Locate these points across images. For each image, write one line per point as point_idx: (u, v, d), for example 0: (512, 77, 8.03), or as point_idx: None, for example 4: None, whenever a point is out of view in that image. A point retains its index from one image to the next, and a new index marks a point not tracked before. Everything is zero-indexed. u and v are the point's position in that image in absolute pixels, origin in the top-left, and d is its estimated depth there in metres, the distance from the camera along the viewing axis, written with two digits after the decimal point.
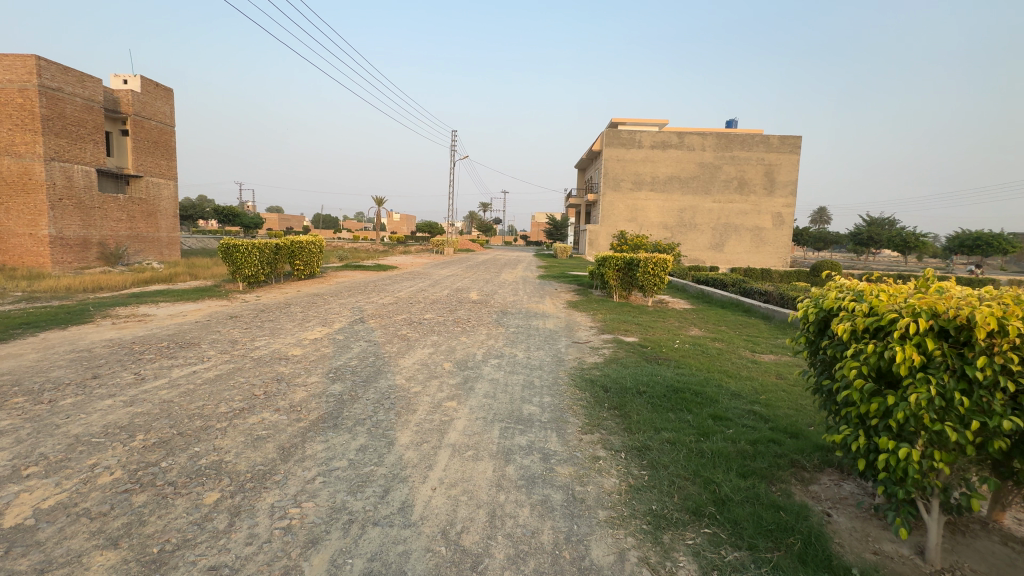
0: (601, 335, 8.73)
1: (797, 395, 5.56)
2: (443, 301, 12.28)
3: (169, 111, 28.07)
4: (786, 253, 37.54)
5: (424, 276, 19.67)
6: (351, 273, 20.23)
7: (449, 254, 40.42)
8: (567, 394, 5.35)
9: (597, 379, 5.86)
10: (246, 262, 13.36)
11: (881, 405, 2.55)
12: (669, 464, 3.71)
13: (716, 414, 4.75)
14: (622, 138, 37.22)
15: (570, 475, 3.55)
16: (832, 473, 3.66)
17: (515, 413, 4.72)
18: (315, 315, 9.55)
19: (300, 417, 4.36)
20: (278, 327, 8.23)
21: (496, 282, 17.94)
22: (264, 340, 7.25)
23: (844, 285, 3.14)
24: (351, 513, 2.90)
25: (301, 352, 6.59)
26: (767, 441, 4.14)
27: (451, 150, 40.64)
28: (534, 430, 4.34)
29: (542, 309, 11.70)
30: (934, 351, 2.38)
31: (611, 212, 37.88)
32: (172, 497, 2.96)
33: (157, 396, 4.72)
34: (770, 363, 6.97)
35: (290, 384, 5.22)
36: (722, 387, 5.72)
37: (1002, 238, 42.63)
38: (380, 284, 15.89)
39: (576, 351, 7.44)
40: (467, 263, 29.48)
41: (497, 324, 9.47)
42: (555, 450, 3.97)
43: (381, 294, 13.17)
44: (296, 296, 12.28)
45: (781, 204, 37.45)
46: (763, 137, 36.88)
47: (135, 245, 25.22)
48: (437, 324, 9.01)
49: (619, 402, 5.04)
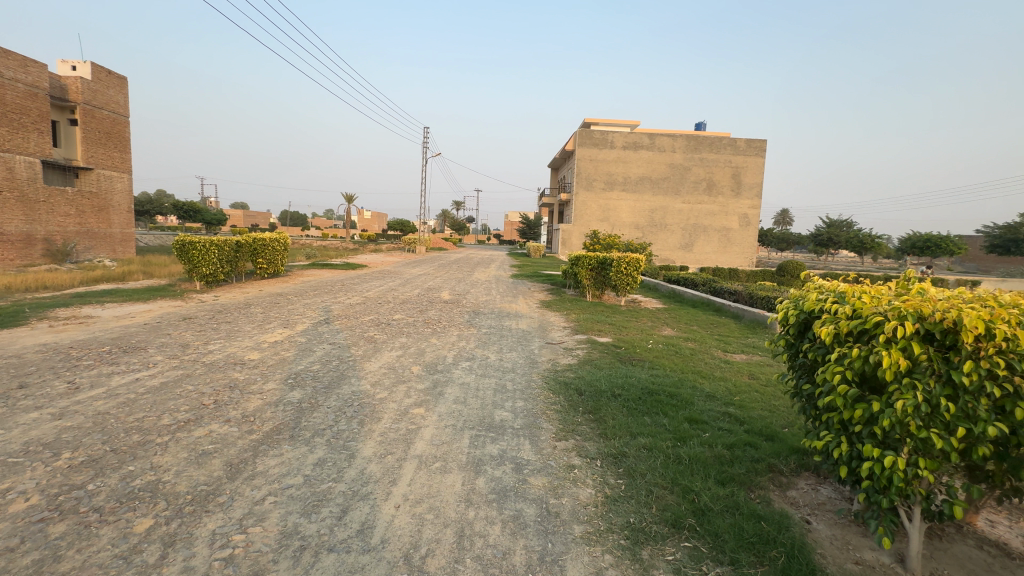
0: (574, 336, 8.59)
1: (770, 395, 5.54)
2: (413, 301, 11.93)
3: (123, 101, 26.57)
4: (752, 253, 38.58)
5: (395, 275, 19.23)
6: (318, 272, 19.54)
7: (421, 253, 39.82)
8: (540, 398, 5.16)
9: (571, 382, 5.71)
10: (204, 261, 12.67)
11: (866, 411, 2.45)
12: (646, 472, 3.57)
13: (691, 417, 4.66)
14: (594, 139, 37.47)
15: (544, 486, 3.36)
16: (809, 477, 3.61)
17: (486, 419, 4.50)
18: (277, 316, 9.07)
19: (252, 428, 4.02)
20: (236, 329, 7.76)
21: (469, 281, 17.67)
22: (219, 343, 6.79)
23: (823, 286, 3.06)
24: (303, 538, 2.63)
25: (259, 356, 6.19)
26: (743, 445, 4.07)
27: (423, 147, 40.03)
28: (507, 438, 4.13)
29: (515, 309, 11.52)
30: (920, 356, 2.29)
31: (584, 212, 38.06)
32: (96, 526, 2.62)
33: (92, 408, 4.28)
34: (742, 363, 6.97)
35: (243, 392, 4.84)
36: (697, 389, 5.66)
37: (949, 240, 44.99)
38: (348, 284, 15.39)
39: (550, 352, 7.27)
40: (439, 262, 29.01)
41: (469, 324, 9.22)
42: (528, 459, 3.77)
43: (349, 294, 12.69)
44: (258, 296, 11.69)
45: (747, 206, 38.45)
46: (730, 140, 37.78)
47: (85, 241, 23.78)
48: (406, 326, 8.70)
49: (594, 406, 4.89)
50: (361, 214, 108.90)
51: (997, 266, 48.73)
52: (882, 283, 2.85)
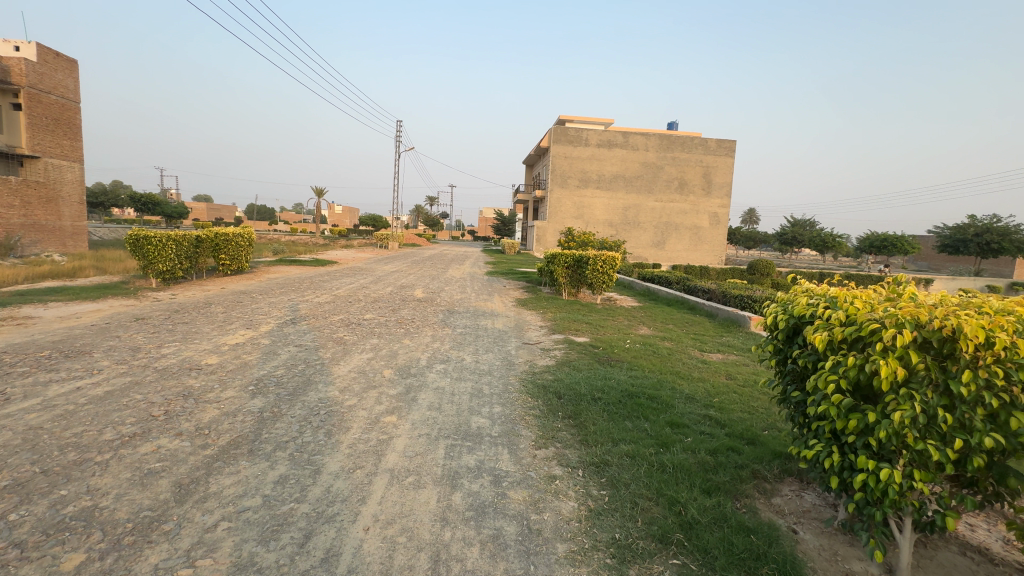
0: (551, 336, 8.44)
1: (748, 396, 5.51)
2: (385, 299, 11.55)
3: (73, 85, 24.90)
4: (721, 251, 39.42)
5: (366, 272, 18.70)
6: (285, 268, 18.82)
7: (393, 249, 39.06)
8: (518, 403, 4.99)
9: (550, 385, 5.54)
10: (161, 257, 11.95)
11: (861, 421, 2.36)
12: (630, 481, 3.43)
13: (672, 420, 4.57)
14: (569, 136, 37.49)
15: (524, 500, 3.18)
16: (793, 483, 3.54)
17: (462, 427, 4.28)
18: (239, 316, 8.58)
19: (206, 442, 3.69)
20: (193, 331, 7.29)
21: (443, 279, 17.34)
22: (174, 346, 6.33)
23: (813, 290, 2.98)
24: (260, 570, 2.37)
25: (217, 361, 5.78)
26: (726, 450, 3.99)
27: (395, 141, 39.21)
28: (484, 447, 3.93)
29: (491, 308, 11.30)
30: (918, 365, 2.21)
31: (558, 209, 38.05)
32: (15, 566, 2.29)
33: (23, 422, 3.86)
34: (719, 364, 6.97)
35: (198, 401, 4.47)
36: (676, 390, 5.59)
37: (904, 240, 47.08)
38: (317, 281, 14.84)
39: (527, 353, 7.10)
40: (412, 258, 28.44)
41: (443, 324, 8.96)
42: (507, 470, 3.58)
43: (317, 292, 12.19)
44: (219, 294, 11.07)
45: (717, 205, 39.21)
46: (701, 139, 38.41)
47: (30, 234, 22.26)
48: (378, 326, 8.36)
49: (574, 410, 4.74)
50: (332, 208, 106.29)
51: (946, 265, 51.44)
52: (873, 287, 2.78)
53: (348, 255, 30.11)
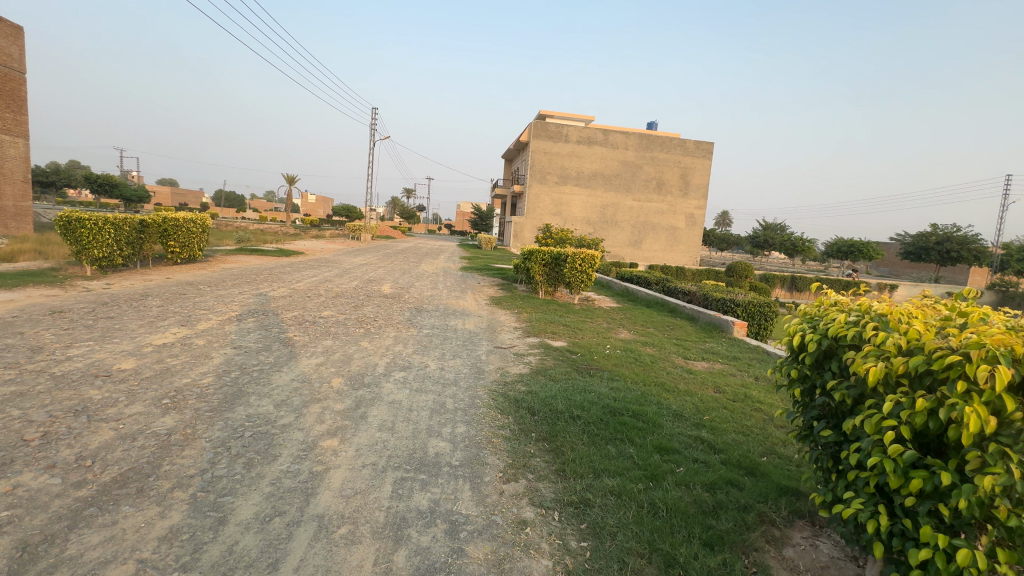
0: (526, 339, 7.80)
1: (741, 414, 5.00)
2: (349, 295, 10.68)
3: (17, 53, 22.70)
4: (697, 253, 39.63)
5: (333, 264, 17.74)
6: (245, 258, 17.59)
7: (366, 241, 37.72)
8: (485, 421, 4.33)
9: (523, 399, 4.89)
10: (96, 242, 10.78)
11: (928, 482, 1.79)
12: (617, 530, 2.82)
13: (661, 444, 3.99)
14: (549, 131, 36.91)
15: (485, 560, 2.53)
16: (804, 528, 3.01)
17: (418, 454, 3.60)
18: (177, 311, 7.62)
19: (84, 478, 2.89)
20: (117, 327, 6.35)
21: (414, 273, 16.51)
22: (86, 346, 5.42)
23: (846, 306, 2.43)
24: None
25: (133, 365, 4.90)
26: (724, 484, 3.43)
27: (371, 129, 37.83)
28: (440, 482, 3.26)
29: (462, 306, 10.59)
30: (1012, 414, 1.65)
31: (537, 205, 37.40)
32: None
33: None
34: (706, 373, 6.48)
35: (92, 419, 3.64)
36: (662, 406, 5.02)
37: (870, 246, 48.43)
38: (277, 272, 13.84)
39: (498, 360, 6.44)
40: (384, 251, 27.37)
41: (409, 324, 8.20)
42: (466, 515, 2.91)
43: (275, 285, 11.23)
44: (161, 285, 10.02)
45: (693, 206, 39.33)
46: (680, 140, 38.42)
47: None
48: (335, 325, 7.56)
49: (550, 431, 4.12)
50: (305, 197, 102.91)
51: (907, 272, 53.33)
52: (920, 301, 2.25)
53: (318, 246, 28.77)
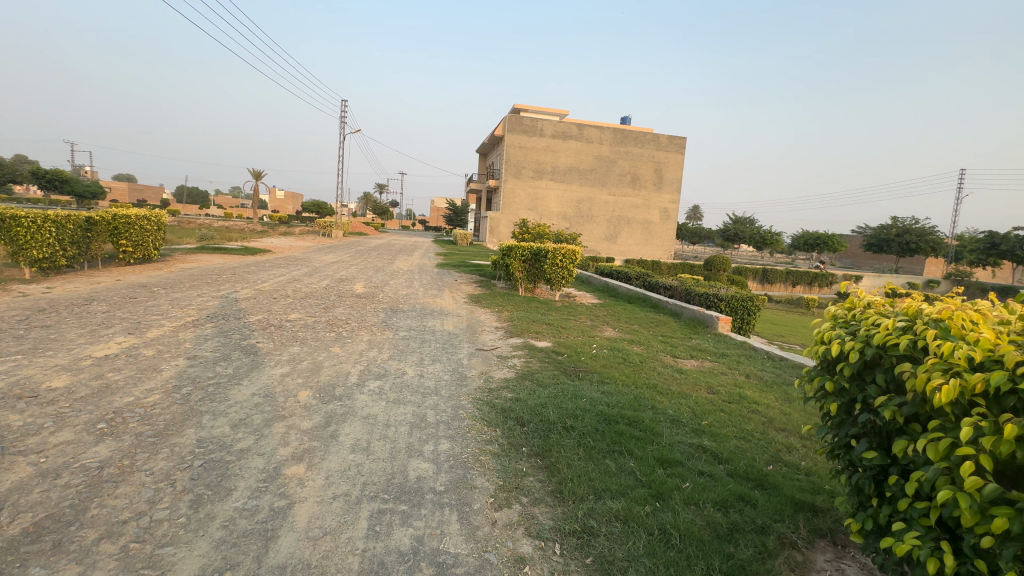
0: (508, 340, 7.43)
1: (739, 417, 4.76)
2: (318, 295, 10.06)
3: None
4: (671, 247, 40.02)
5: (302, 262, 16.95)
6: (206, 257, 16.56)
7: (337, 238, 36.61)
8: (471, 436, 3.93)
9: (510, 408, 4.51)
10: (34, 242, 9.83)
11: (1016, 521, 1.50)
12: (628, 565, 2.49)
13: (662, 456, 3.69)
14: (524, 125, 36.48)
15: None
16: (827, 550, 2.76)
17: (398, 480, 3.18)
18: (124, 318, 6.90)
19: None
20: (54, 338, 5.66)
21: (387, 271, 15.90)
22: (12, 361, 4.76)
23: (889, 308, 2.14)
24: None
25: (66, 383, 4.29)
26: (736, 501, 3.15)
27: (340, 122, 36.61)
28: (424, 513, 2.86)
29: (440, 306, 10.13)
30: None
31: (512, 200, 36.95)
32: None
33: None
34: (696, 373, 6.26)
35: (6, 453, 3.07)
36: (657, 411, 4.74)
37: (835, 238, 50.00)
38: (241, 271, 13.07)
39: (481, 364, 6.05)
40: (356, 248, 26.46)
41: (384, 326, 7.71)
42: (456, 555, 2.52)
43: (238, 286, 10.49)
44: (110, 288, 9.20)
45: (667, 201, 39.66)
46: (654, 135, 38.66)
47: None
48: (303, 329, 7.01)
49: (543, 445, 3.77)
50: (272, 192, 99.61)
51: (869, 263, 55.37)
52: (971, 303, 1.99)
53: (285, 243, 27.64)
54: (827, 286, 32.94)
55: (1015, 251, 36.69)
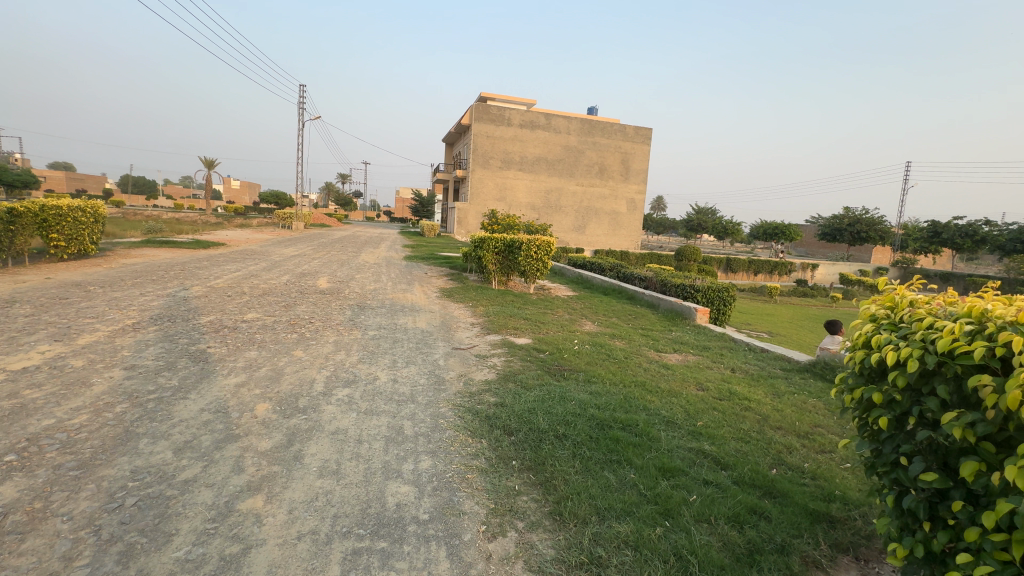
0: (486, 337, 7.03)
1: (732, 415, 4.56)
2: (278, 292, 9.32)
3: None
4: (638, 237, 40.47)
5: (260, 256, 15.95)
6: (151, 251, 15.27)
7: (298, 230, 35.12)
8: (455, 450, 3.54)
9: (495, 416, 4.13)
10: None
11: None
12: None
13: (663, 465, 3.42)
14: (491, 114, 35.73)
15: None
16: (851, 568, 2.55)
17: (376, 509, 2.77)
18: (51, 322, 6.08)
19: None
20: None
21: (352, 265, 15.17)
22: None
23: (943, 310, 1.90)
24: None
25: None
26: (749, 514, 2.90)
27: (299, 108, 34.90)
28: (408, 551, 2.46)
29: (411, 301, 9.62)
30: None
31: (480, 190, 36.32)
32: None
33: None
34: (682, 368, 6.06)
35: None
36: (650, 412, 4.47)
37: (792, 228, 51.88)
38: (191, 267, 12.07)
39: (459, 365, 5.63)
40: (317, 241, 25.26)
41: (351, 325, 7.17)
42: None
43: (187, 284, 9.61)
44: (37, 288, 8.21)
45: (634, 191, 39.98)
46: (620, 126, 38.77)
47: None
48: (261, 331, 6.38)
49: (535, 458, 3.43)
50: (227, 182, 94.91)
51: (822, 252, 57.90)
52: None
53: (240, 235, 26.12)
54: (787, 274, 34.09)
55: (955, 240, 39.03)
